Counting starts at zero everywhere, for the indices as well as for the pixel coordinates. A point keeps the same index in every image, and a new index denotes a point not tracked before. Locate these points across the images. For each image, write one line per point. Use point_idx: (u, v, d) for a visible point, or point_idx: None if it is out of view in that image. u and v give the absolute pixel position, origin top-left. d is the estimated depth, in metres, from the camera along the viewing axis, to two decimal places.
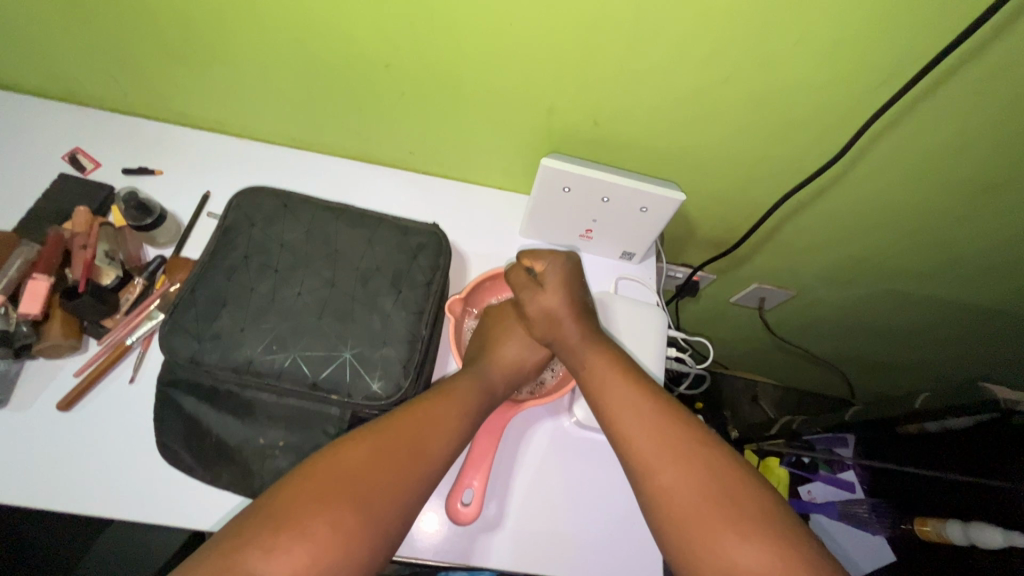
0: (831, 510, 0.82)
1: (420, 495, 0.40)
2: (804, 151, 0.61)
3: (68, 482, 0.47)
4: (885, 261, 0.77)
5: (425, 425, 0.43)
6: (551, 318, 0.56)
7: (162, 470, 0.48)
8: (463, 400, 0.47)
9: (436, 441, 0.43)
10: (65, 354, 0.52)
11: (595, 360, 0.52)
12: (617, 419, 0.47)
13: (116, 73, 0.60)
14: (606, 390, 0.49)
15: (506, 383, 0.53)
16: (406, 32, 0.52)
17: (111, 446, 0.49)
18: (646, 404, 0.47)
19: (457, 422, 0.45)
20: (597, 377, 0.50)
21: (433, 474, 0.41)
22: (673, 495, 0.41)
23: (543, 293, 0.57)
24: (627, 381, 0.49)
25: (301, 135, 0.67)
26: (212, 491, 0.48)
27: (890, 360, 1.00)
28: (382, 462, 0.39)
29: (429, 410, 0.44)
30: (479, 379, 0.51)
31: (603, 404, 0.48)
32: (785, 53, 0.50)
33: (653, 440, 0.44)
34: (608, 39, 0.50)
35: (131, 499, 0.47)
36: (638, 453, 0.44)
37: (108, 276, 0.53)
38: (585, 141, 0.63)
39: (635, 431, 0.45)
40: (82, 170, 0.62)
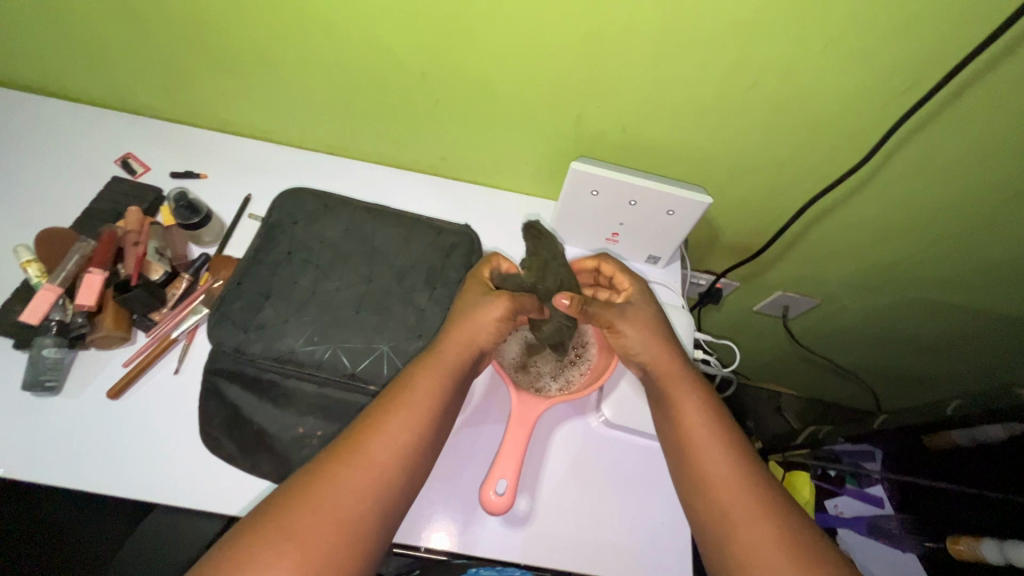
0: (858, 524, 0.82)
1: (375, 504, 0.41)
2: (828, 158, 0.62)
3: (108, 463, 0.49)
4: (910, 268, 0.77)
5: (369, 435, 0.43)
6: (645, 346, 0.54)
7: (199, 456, 0.50)
8: (415, 400, 0.46)
9: (379, 446, 0.43)
10: (115, 345, 0.54)
11: (681, 392, 0.53)
12: (698, 457, 0.50)
13: (170, 82, 0.64)
14: (695, 428, 0.51)
15: (463, 353, 0.49)
16: (443, 43, 0.55)
17: (154, 433, 0.51)
18: (725, 450, 0.50)
19: (411, 424, 0.45)
20: (680, 412, 0.52)
21: (387, 483, 0.42)
22: (742, 543, 0.45)
23: (634, 314, 0.55)
24: (707, 418, 0.52)
25: (337, 142, 0.70)
26: (241, 478, 0.49)
27: (917, 372, 0.98)
28: (328, 482, 0.41)
29: (389, 413, 0.45)
30: (455, 353, 0.48)
31: (683, 437, 0.51)
32: (809, 61, 0.51)
33: (728, 484, 0.48)
34: (636, 50, 0.53)
35: (172, 483, 0.49)
36: (714, 497, 0.48)
37: (157, 272, 0.56)
38: (612, 147, 0.64)
39: (712, 465, 0.49)
40: (134, 173, 0.65)
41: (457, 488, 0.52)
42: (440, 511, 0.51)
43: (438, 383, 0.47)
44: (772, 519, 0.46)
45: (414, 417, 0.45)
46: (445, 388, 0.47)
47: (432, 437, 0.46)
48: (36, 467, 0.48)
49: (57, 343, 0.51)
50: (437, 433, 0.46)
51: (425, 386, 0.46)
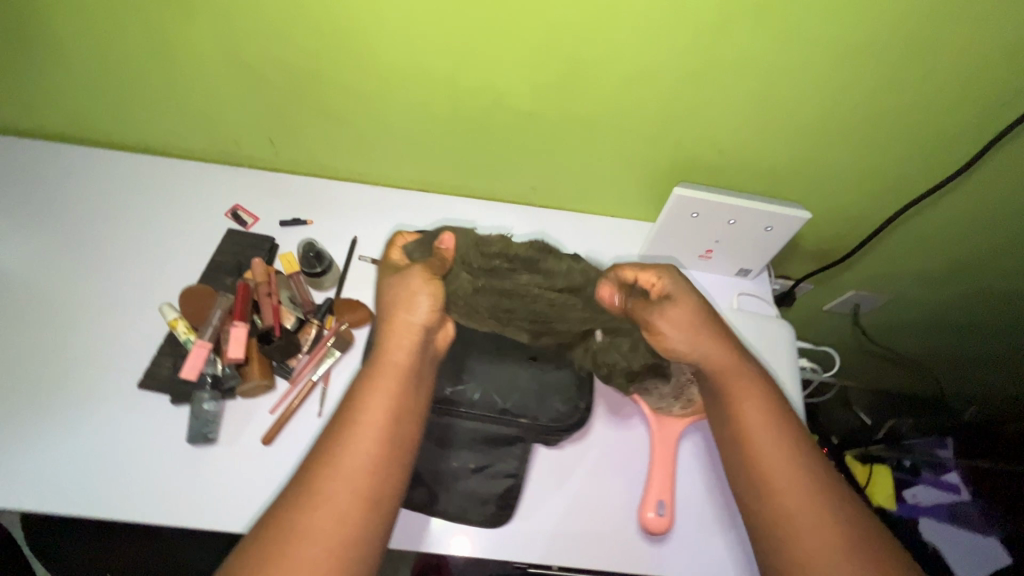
0: (939, 512, 0.85)
1: (344, 536, 0.39)
2: (921, 166, 0.64)
3: (133, 485, 0.51)
4: (991, 265, 0.78)
5: (341, 441, 0.44)
6: (699, 346, 0.53)
7: (209, 476, 0.52)
8: (366, 421, 0.45)
9: (353, 451, 0.43)
10: (261, 393, 0.57)
11: (738, 390, 0.51)
12: (759, 457, 0.48)
13: (279, 134, 0.67)
14: (757, 429, 0.49)
15: (408, 355, 0.50)
16: (556, 84, 0.58)
17: (168, 456, 0.53)
18: (788, 452, 0.47)
19: (369, 446, 0.44)
20: (737, 410, 0.50)
21: (361, 492, 0.42)
22: (801, 547, 0.43)
23: (675, 305, 0.54)
24: (771, 420, 0.49)
25: (431, 180, 0.73)
26: (242, 492, 0.52)
27: (989, 365, 0.99)
28: (314, 493, 0.41)
29: (345, 441, 0.44)
30: (394, 356, 0.49)
31: (743, 437, 0.49)
32: (913, 76, 0.54)
33: (786, 486, 0.46)
34: (745, 79, 0.55)
35: (189, 504, 0.51)
36: (776, 502, 0.45)
37: (290, 319, 0.59)
38: (707, 171, 0.66)
39: (771, 468, 0.47)
40: (244, 224, 0.68)
41: (615, 509, 0.53)
42: (582, 536, 0.52)
43: (385, 398, 0.46)
44: (836, 525, 0.43)
45: (368, 440, 0.44)
46: (396, 398, 0.47)
47: (400, 440, 0.45)
48: (208, 514, 0.50)
49: (214, 396, 0.55)
50: (403, 439, 0.46)
51: (377, 398, 0.46)
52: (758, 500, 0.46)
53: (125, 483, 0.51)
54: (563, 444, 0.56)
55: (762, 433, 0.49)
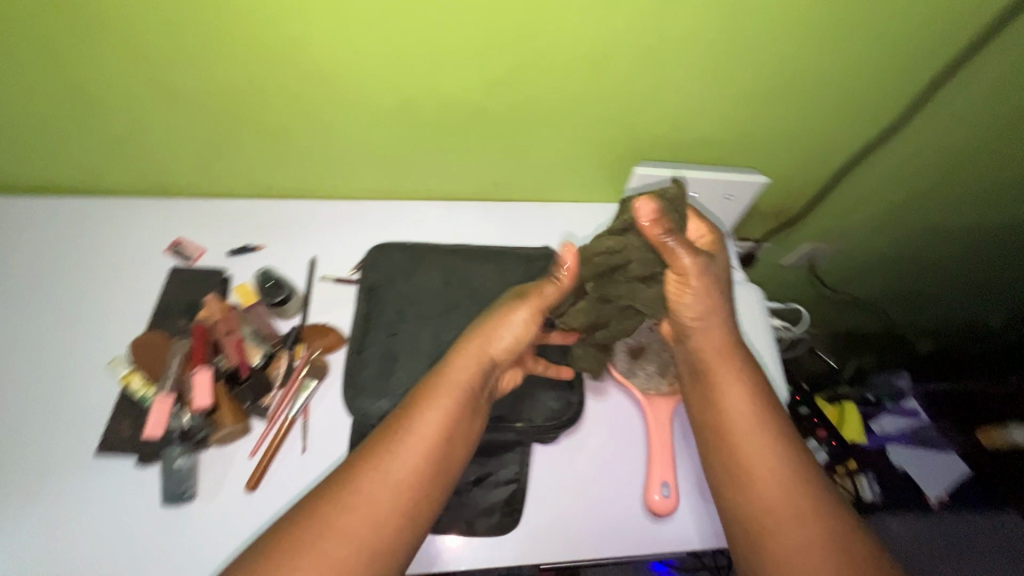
0: (905, 438, 0.94)
1: (374, 544, 0.39)
2: (864, 117, 0.66)
3: (79, 556, 0.47)
4: (932, 203, 0.82)
5: (381, 454, 0.42)
6: (703, 322, 0.51)
7: (161, 532, 0.49)
8: (413, 428, 0.43)
9: (389, 466, 0.41)
10: (237, 438, 0.53)
11: (721, 375, 0.50)
12: (737, 442, 0.47)
13: (212, 156, 0.62)
14: (737, 418, 0.48)
15: (476, 377, 0.47)
16: (503, 74, 0.55)
17: (115, 520, 0.49)
18: (766, 439, 0.47)
19: (414, 456, 0.42)
20: (720, 397, 0.50)
21: (392, 515, 0.40)
22: (772, 535, 0.43)
23: (708, 273, 0.49)
24: (756, 408, 0.49)
25: (385, 187, 0.69)
26: (195, 547, 0.48)
27: (935, 293, 1.05)
28: (344, 507, 0.39)
29: (392, 445, 0.42)
30: (466, 371, 0.47)
31: (721, 424, 0.49)
32: (852, 33, 0.55)
33: (762, 469, 0.46)
34: (693, 52, 0.55)
35: (141, 567, 0.47)
36: (750, 485, 0.45)
37: (257, 355, 0.55)
38: (664, 146, 0.66)
39: (750, 453, 0.47)
40: (189, 259, 0.63)
41: (620, 495, 0.53)
42: (588, 528, 0.52)
43: (440, 409, 0.44)
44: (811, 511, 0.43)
45: (413, 449, 0.42)
46: (451, 414, 0.45)
47: (447, 460, 0.44)
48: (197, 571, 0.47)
49: (184, 450, 0.51)
50: (449, 459, 0.44)
51: (432, 408, 0.44)
52: (732, 487, 0.46)
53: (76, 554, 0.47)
54: (559, 439, 0.56)
55: (742, 422, 0.48)
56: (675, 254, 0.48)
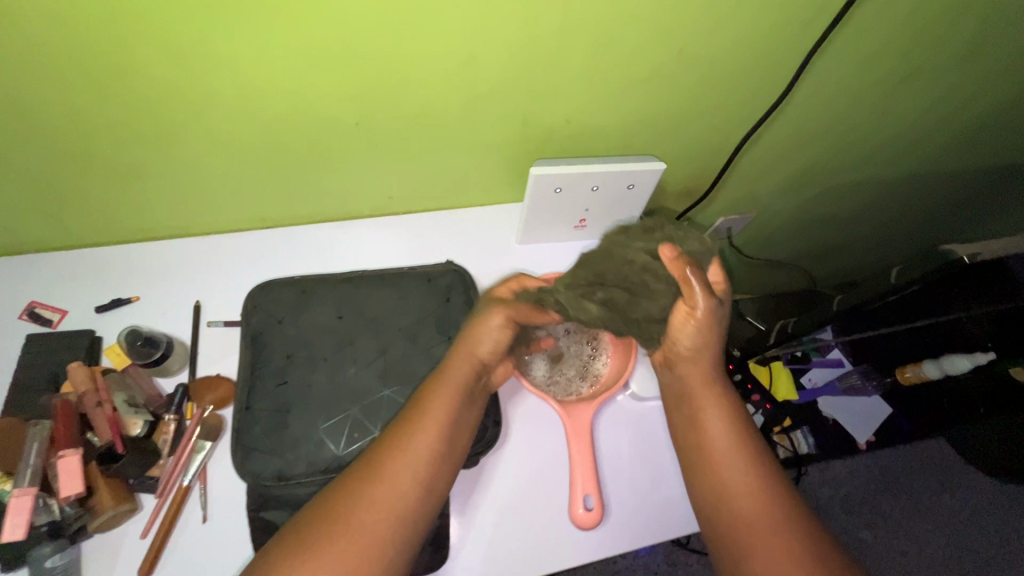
0: (832, 388, 1.00)
1: (400, 518, 0.41)
2: (751, 94, 0.66)
3: None
4: (827, 165, 0.85)
5: (393, 449, 0.43)
6: (698, 351, 0.50)
7: None
8: (431, 408, 0.45)
9: (399, 462, 0.42)
10: (124, 519, 0.48)
11: (705, 401, 0.51)
12: (714, 456, 0.49)
13: (57, 208, 0.54)
14: (720, 447, 0.49)
15: (470, 370, 0.48)
16: (372, 87, 0.51)
17: None
18: (742, 455, 0.48)
19: (433, 436, 0.44)
20: (701, 415, 0.51)
21: (404, 499, 0.41)
22: (747, 543, 0.44)
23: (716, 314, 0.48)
24: (734, 425, 0.50)
25: (271, 215, 0.63)
26: None
27: (843, 245, 1.11)
28: (357, 505, 0.40)
29: (417, 426, 0.44)
30: (466, 358, 0.48)
31: (701, 441, 0.50)
32: (727, 16, 0.54)
33: (736, 478, 0.47)
34: (569, 46, 0.52)
35: None
36: (727, 495, 0.47)
37: (136, 426, 0.50)
38: (559, 141, 0.64)
39: (725, 464, 0.48)
40: (50, 323, 0.56)
41: (546, 513, 0.52)
42: (518, 548, 0.51)
43: (453, 392, 0.46)
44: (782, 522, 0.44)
45: (432, 430, 0.44)
46: (460, 399, 0.46)
47: (453, 447, 0.45)
48: None
49: (57, 548, 0.45)
50: (455, 444, 0.45)
51: (442, 397, 0.46)
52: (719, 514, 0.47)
53: None
54: (481, 461, 0.54)
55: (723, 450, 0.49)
56: (692, 290, 0.47)
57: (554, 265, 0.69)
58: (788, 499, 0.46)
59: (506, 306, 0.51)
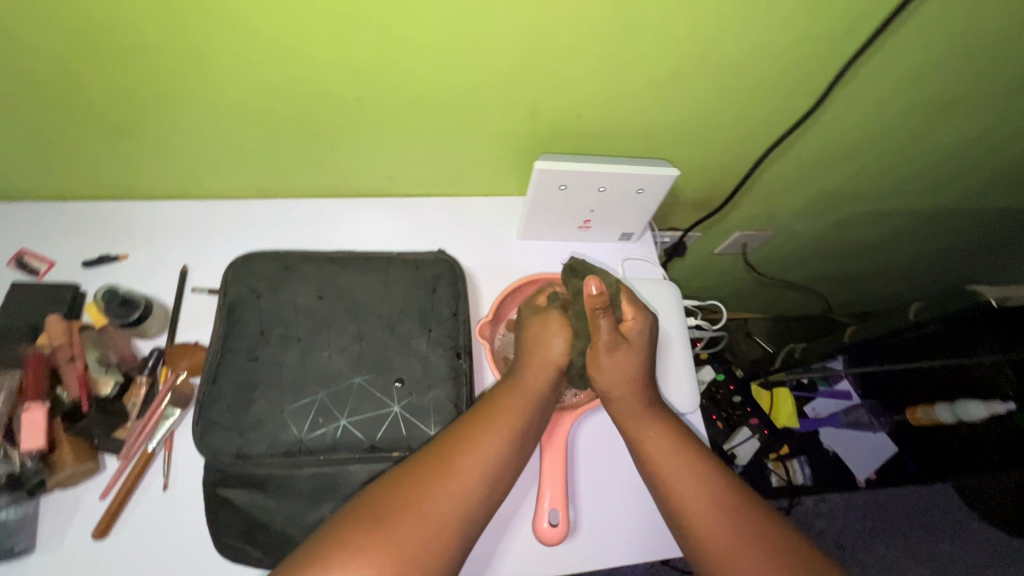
0: (837, 420, 0.95)
1: (465, 517, 0.40)
2: (779, 105, 0.62)
3: None
4: (854, 188, 0.80)
5: (462, 445, 0.42)
6: (616, 382, 0.49)
7: None
8: (501, 414, 0.45)
9: (470, 459, 0.42)
10: (84, 478, 0.47)
11: (643, 428, 0.49)
12: (666, 483, 0.46)
13: (50, 158, 0.54)
14: (667, 463, 0.47)
15: (547, 379, 0.49)
16: (374, 64, 0.48)
17: None
18: (693, 473, 0.46)
19: (502, 439, 0.44)
20: (642, 443, 0.48)
21: (472, 496, 0.41)
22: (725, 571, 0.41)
23: (623, 360, 0.49)
24: (676, 446, 0.48)
25: (266, 185, 0.62)
26: None
27: (865, 273, 1.05)
28: (426, 494, 0.39)
29: (482, 427, 0.44)
30: (541, 368, 0.49)
31: (649, 471, 0.47)
32: (757, 18, 0.50)
33: (693, 503, 0.45)
34: (585, 37, 0.49)
35: None
36: (688, 525, 0.44)
37: (107, 385, 0.49)
38: (569, 136, 0.61)
39: (680, 489, 0.45)
40: (36, 273, 0.56)
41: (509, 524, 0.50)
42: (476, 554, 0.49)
43: (526, 400, 0.47)
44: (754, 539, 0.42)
45: (502, 432, 0.44)
46: (533, 406, 0.47)
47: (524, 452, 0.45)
48: None
49: (13, 500, 0.44)
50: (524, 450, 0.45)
51: (513, 404, 0.46)
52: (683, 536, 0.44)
53: None
54: None
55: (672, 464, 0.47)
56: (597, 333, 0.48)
57: (553, 265, 0.66)
58: (751, 510, 0.44)
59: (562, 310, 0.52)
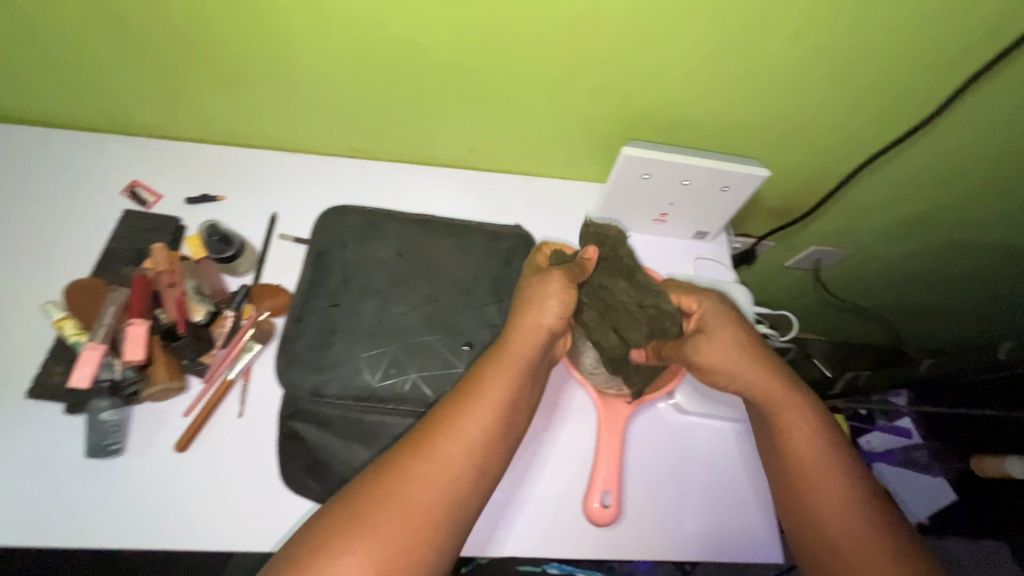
0: (889, 456, 0.86)
1: (444, 505, 0.38)
2: (884, 114, 0.59)
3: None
4: (951, 214, 0.75)
5: (440, 426, 0.41)
6: (744, 376, 0.49)
7: (87, 486, 0.47)
8: (484, 397, 0.43)
9: (451, 443, 0.40)
10: (172, 395, 0.51)
11: (790, 420, 0.48)
12: (806, 476, 0.46)
13: (169, 99, 0.58)
14: (805, 462, 0.47)
15: (533, 351, 0.46)
16: (479, 33, 0.49)
17: (41, 475, 0.47)
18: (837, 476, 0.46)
19: (484, 421, 0.42)
20: (788, 433, 0.48)
21: (450, 485, 0.39)
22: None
23: (730, 342, 0.49)
24: (824, 447, 0.47)
25: (355, 145, 0.64)
26: (117, 507, 0.47)
27: (944, 307, 0.98)
28: (404, 480, 0.38)
29: (466, 409, 0.42)
30: (529, 337, 0.46)
31: (791, 461, 0.47)
32: (878, 17, 0.48)
33: (830, 504, 0.45)
34: (693, 24, 0.48)
35: (63, 525, 0.46)
36: (822, 521, 0.45)
37: (199, 313, 0.52)
38: (657, 126, 0.60)
39: (821, 486, 0.46)
40: (145, 204, 0.60)
41: (558, 500, 0.50)
42: (525, 529, 0.49)
43: (510, 378, 0.44)
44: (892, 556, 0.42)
45: (481, 415, 0.42)
46: (518, 383, 0.44)
47: (506, 434, 0.43)
48: (130, 535, 0.46)
49: (113, 404, 0.49)
50: (512, 426, 0.43)
51: (497, 380, 0.43)
52: (805, 533, 0.46)
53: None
54: None
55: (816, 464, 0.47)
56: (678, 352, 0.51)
57: None
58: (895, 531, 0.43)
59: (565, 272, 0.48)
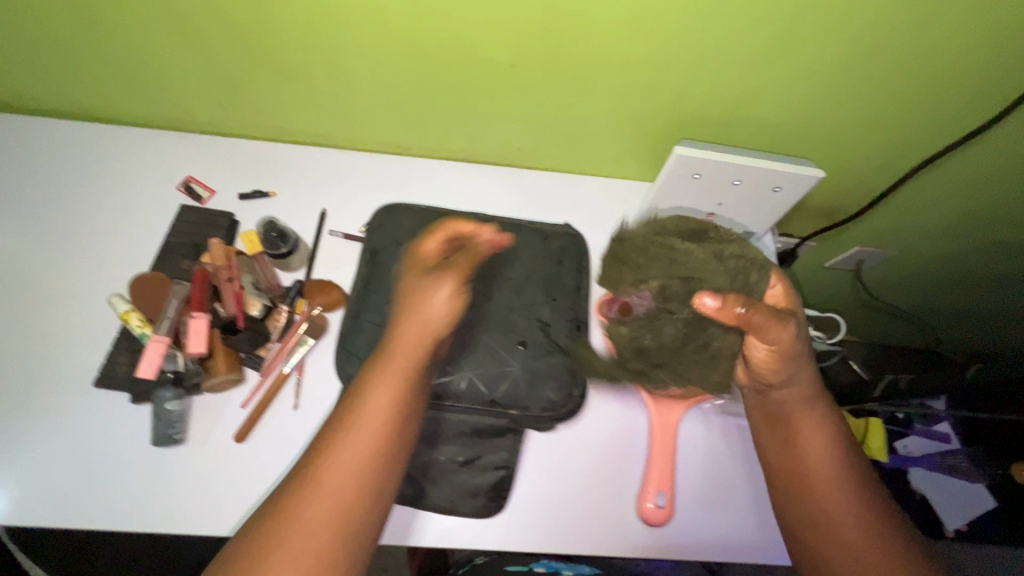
0: (928, 463, 0.73)
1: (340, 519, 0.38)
2: (944, 116, 0.57)
3: (71, 492, 0.48)
4: (1005, 217, 0.73)
5: (333, 444, 0.40)
6: (790, 375, 0.46)
7: (152, 472, 0.49)
8: (364, 412, 0.41)
9: (340, 460, 0.40)
10: (231, 387, 0.53)
11: (803, 423, 0.47)
12: (816, 482, 0.46)
13: (223, 96, 0.59)
14: (814, 468, 0.46)
15: (414, 355, 0.44)
16: (534, 33, 0.49)
17: (110, 460, 0.49)
18: (846, 481, 0.45)
19: (371, 435, 0.41)
20: (800, 436, 0.47)
21: (341, 502, 0.38)
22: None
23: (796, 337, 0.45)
24: (834, 451, 0.47)
25: (402, 142, 0.65)
26: (182, 494, 0.49)
27: (990, 312, 0.95)
28: (305, 499, 0.38)
29: (353, 424, 0.41)
30: (406, 340, 0.44)
31: (801, 466, 0.47)
32: (948, 16, 0.46)
33: (839, 511, 0.45)
34: (754, 24, 0.47)
35: (130, 510, 0.48)
36: (830, 527, 0.45)
37: (256, 307, 0.53)
38: (708, 126, 0.59)
39: (829, 493, 0.45)
40: (200, 199, 0.62)
41: (611, 498, 0.51)
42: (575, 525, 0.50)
43: (391, 389, 0.42)
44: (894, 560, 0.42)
45: (363, 429, 0.41)
46: (398, 391, 0.43)
47: (395, 445, 0.42)
48: (195, 521, 0.48)
49: (176, 395, 0.50)
50: (403, 433, 0.42)
51: (379, 391, 0.42)
52: (809, 538, 0.45)
53: (69, 493, 0.48)
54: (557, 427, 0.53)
55: (819, 468, 0.46)
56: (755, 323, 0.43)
57: None
58: (897, 535, 0.44)
59: (455, 269, 0.46)
